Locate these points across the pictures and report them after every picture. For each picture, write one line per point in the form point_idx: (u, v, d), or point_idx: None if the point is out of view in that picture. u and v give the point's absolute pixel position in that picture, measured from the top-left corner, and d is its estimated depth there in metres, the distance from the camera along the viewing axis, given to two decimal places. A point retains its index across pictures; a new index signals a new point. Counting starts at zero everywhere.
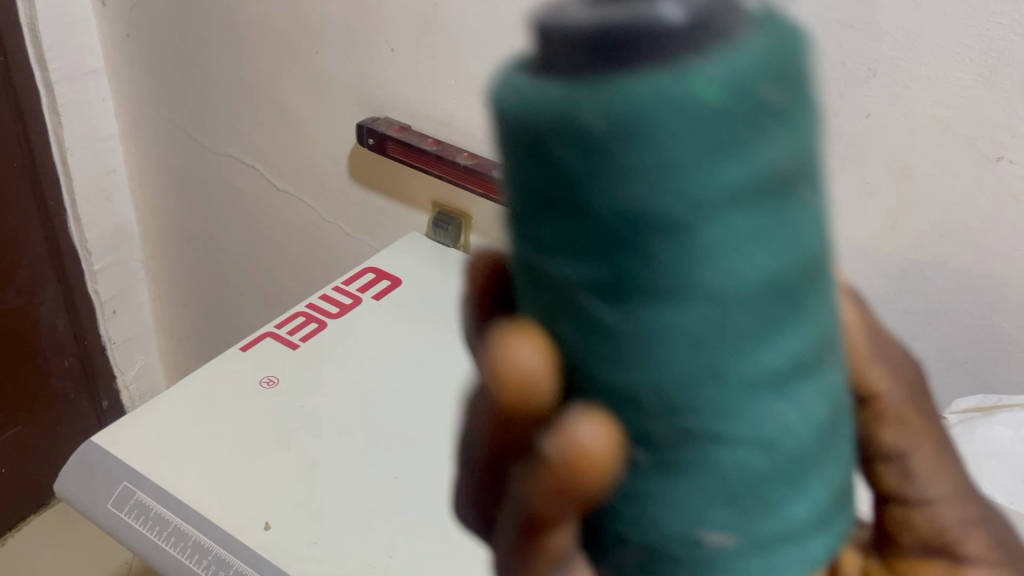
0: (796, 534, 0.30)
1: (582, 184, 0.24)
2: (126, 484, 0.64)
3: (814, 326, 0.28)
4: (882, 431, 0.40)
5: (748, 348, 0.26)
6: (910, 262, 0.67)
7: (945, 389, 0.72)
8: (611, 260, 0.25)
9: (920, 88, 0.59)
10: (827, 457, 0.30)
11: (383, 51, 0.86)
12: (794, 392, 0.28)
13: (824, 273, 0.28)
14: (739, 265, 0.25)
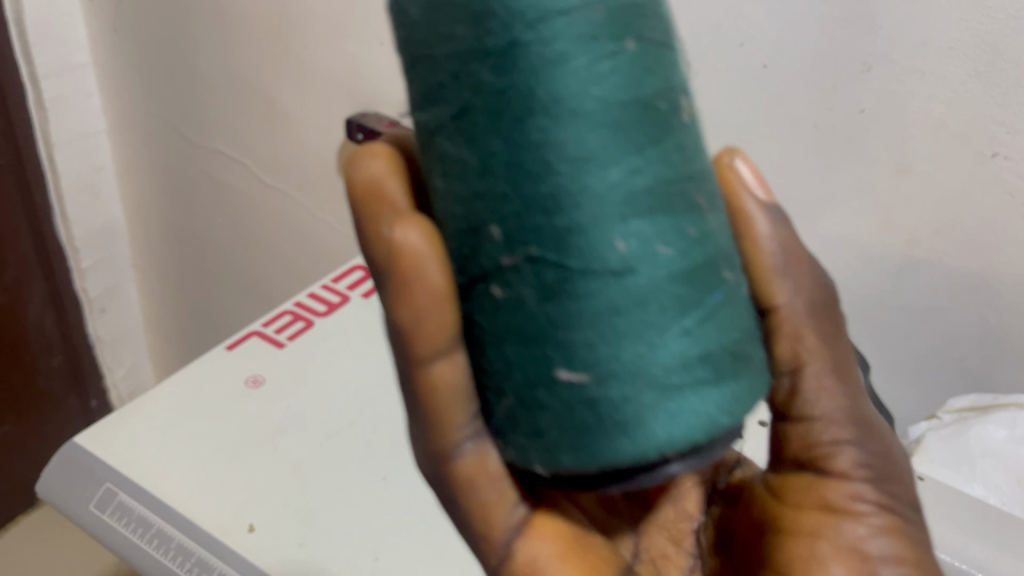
0: (654, 376, 0.35)
1: (446, 66, 0.34)
2: (109, 485, 0.63)
3: (648, 179, 0.34)
4: (778, 344, 0.46)
5: (581, 189, 0.34)
6: (904, 260, 0.66)
7: (939, 389, 0.71)
8: (468, 121, 0.34)
9: (914, 83, 0.59)
10: (685, 311, 0.35)
11: (372, 45, 0.85)
12: (633, 237, 0.34)
13: (659, 139, 0.35)
14: (561, 113, 0.33)
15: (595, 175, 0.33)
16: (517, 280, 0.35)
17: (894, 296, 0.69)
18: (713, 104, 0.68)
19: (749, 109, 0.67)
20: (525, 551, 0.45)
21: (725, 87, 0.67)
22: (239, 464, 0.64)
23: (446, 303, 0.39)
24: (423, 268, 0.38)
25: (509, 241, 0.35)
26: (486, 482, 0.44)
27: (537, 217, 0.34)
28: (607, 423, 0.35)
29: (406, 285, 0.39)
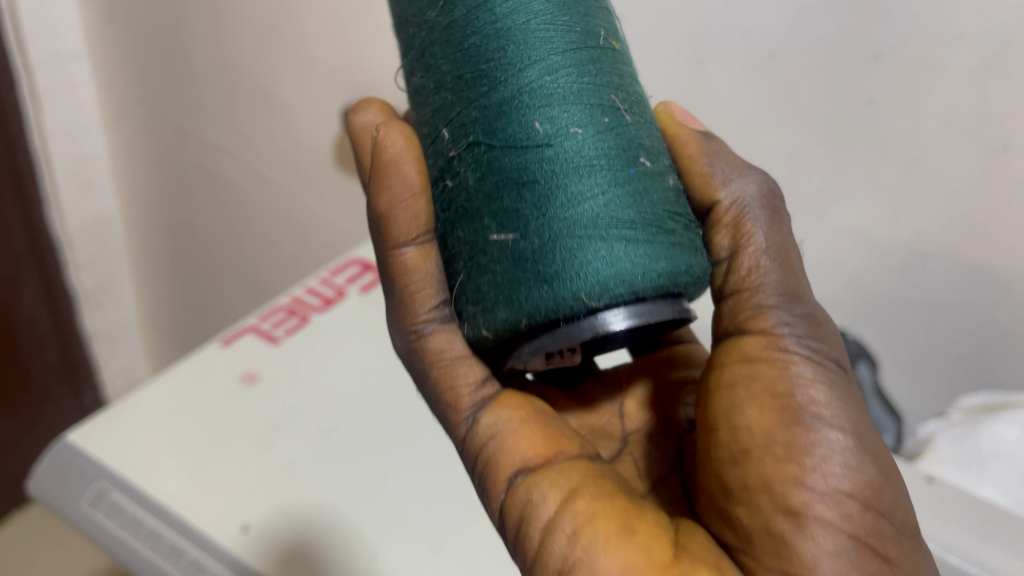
0: (569, 229, 0.40)
1: (417, 18, 0.45)
2: (102, 484, 0.61)
3: (564, 76, 0.42)
4: (720, 232, 0.46)
5: (505, 82, 0.42)
6: (912, 255, 0.65)
7: (947, 387, 0.70)
8: (430, 51, 0.44)
9: (924, 75, 0.57)
10: (603, 178, 0.41)
11: (370, 34, 0.83)
12: (551, 119, 0.41)
13: (578, 50, 0.43)
14: (491, 29, 0.42)
15: (517, 72, 0.42)
16: (461, 166, 0.43)
17: (901, 292, 0.67)
18: (718, 96, 0.67)
19: (755, 100, 0.65)
20: (489, 417, 0.44)
21: (731, 78, 0.65)
22: (234, 462, 0.63)
23: (420, 196, 0.44)
24: (400, 161, 0.43)
25: (454, 136, 0.43)
26: (452, 357, 0.45)
27: (475, 106, 0.42)
28: (533, 273, 0.40)
29: (384, 175, 0.43)
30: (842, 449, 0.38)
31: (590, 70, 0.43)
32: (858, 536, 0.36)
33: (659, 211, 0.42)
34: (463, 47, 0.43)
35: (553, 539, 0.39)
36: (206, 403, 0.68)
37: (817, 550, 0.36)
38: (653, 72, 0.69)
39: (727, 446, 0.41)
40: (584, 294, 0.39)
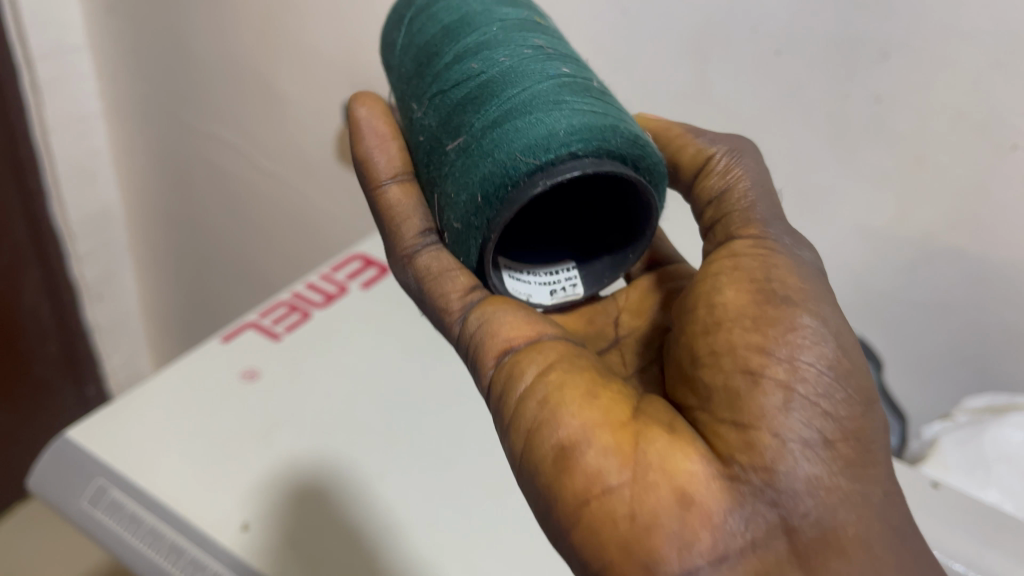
0: (509, 117, 0.43)
1: (393, 59, 0.54)
2: (101, 481, 0.61)
3: (497, 29, 0.47)
4: (708, 173, 0.47)
5: (448, 45, 0.48)
6: (918, 255, 0.64)
7: (953, 387, 0.69)
8: (401, 67, 0.52)
9: (932, 72, 0.56)
10: (537, 80, 0.44)
11: (372, 28, 0.83)
12: (486, 53, 0.46)
13: (508, 17, 0.48)
14: (434, 22, 0.49)
15: (457, 35, 0.47)
16: (425, 116, 0.47)
17: (907, 291, 0.67)
18: (724, 92, 0.66)
19: (762, 97, 0.64)
20: (480, 312, 0.43)
21: (737, 74, 0.64)
22: (234, 459, 0.63)
23: (391, 141, 0.48)
24: (366, 115, 0.48)
25: (420, 101, 0.48)
26: (441, 271, 0.45)
27: (426, 76, 0.48)
28: (481, 156, 0.42)
29: (358, 130, 0.47)
30: (810, 323, 0.37)
31: (519, 28, 0.48)
32: (813, 401, 0.35)
33: (591, 99, 0.44)
34: (419, 43, 0.50)
35: (522, 402, 0.38)
36: (207, 400, 0.68)
37: (773, 411, 0.35)
38: (658, 68, 0.68)
39: (701, 320, 0.40)
40: (527, 154, 0.41)
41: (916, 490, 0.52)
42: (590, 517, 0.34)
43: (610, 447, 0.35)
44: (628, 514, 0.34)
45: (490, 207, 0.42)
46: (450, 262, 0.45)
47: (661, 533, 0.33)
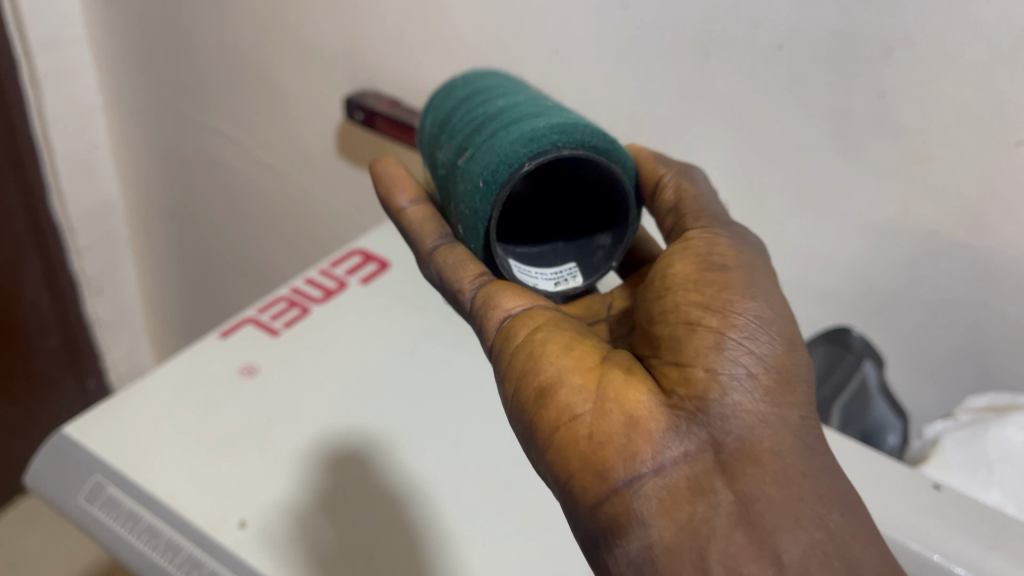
0: (504, 126, 0.49)
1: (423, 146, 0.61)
2: (98, 478, 0.61)
3: (503, 91, 0.55)
4: (664, 193, 0.55)
5: (463, 106, 0.55)
6: (921, 252, 0.64)
7: (955, 385, 0.69)
8: (428, 141, 0.59)
9: (936, 67, 0.56)
10: (530, 107, 0.51)
11: (372, 21, 0.82)
12: (491, 101, 0.53)
13: (513, 87, 0.57)
14: (454, 99, 0.58)
15: (470, 99, 0.56)
16: (444, 154, 0.53)
17: (909, 288, 0.66)
18: (726, 87, 0.65)
19: (764, 92, 0.64)
20: (485, 288, 0.49)
21: (740, 68, 0.64)
22: (231, 457, 0.63)
23: (408, 178, 0.56)
24: (384, 164, 0.56)
25: (440, 148, 0.55)
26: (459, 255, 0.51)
27: (446, 129, 0.55)
28: (482, 154, 0.48)
29: (382, 176, 0.56)
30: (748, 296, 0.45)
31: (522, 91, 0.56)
32: (745, 345, 0.43)
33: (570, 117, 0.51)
34: (442, 117, 0.58)
35: (511, 353, 0.46)
36: (206, 396, 0.67)
37: (709, 353, 0.43)
38: (660, 62, 0.67)
39: (653, 290, 0.48)
40: (517, 143, 0.46)
41: (916, 491, 0.51)
42: (558, 438, 0.42)
43: (575, 382, 0.43)
44: (586, 434, 0.42)
45: (491, 190, 0.47)
46: (463, 253, 0.51)
47: (612, 447, 0.41)
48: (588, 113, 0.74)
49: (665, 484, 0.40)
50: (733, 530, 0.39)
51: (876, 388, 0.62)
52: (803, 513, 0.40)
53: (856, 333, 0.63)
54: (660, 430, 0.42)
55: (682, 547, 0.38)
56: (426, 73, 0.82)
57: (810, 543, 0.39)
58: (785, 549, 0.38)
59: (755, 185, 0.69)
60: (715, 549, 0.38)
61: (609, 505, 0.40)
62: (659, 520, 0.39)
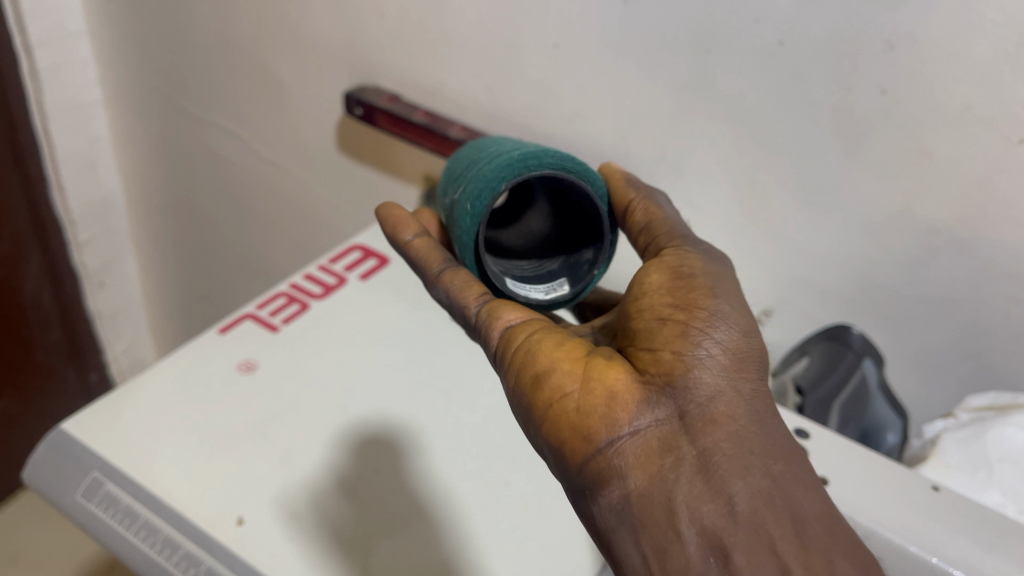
0: (489, 162, 0.51)
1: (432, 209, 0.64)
2: (96, 474, 0.60)
3: (496, 142, 0.59)
4: (636, 215, 0.57)
5: (463, 161, 0.59)
6: (923, 250, 0.63)
7: (955, 384, 0.69)
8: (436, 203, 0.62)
9: (939, 64, 0.55)
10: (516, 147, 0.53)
11: (372, 15, 0.81)
12: (484, 150, 0.57)
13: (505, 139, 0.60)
14: (455, 157, 0.62)
15: (467, 153, 0.59)
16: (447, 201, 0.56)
17: (909, 286, 0.66)
18: (726, 83, 0.65)
19: (765, 88, 0.63)
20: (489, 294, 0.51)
21: (740, 64, 0.63)
22: (228, 455, 0.62)
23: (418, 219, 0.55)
24: (393, 206, 0.55)
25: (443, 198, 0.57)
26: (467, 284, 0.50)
27: (448, 181, 0.58)
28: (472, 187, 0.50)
29: (394, 217, 0.55)
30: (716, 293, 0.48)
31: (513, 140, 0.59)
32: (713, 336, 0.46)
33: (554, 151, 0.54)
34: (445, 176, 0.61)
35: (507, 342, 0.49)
36: (204, 393, 0.67)
37: (678, 339, 0.46)
38: (660, 57, 0.66)
39: (630, 295, 0.51)
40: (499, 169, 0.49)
41: (913, 490, 0.51)
42: (546, 405, 0.45)
43: (562, 360, 0.46)
44: (571, 402, 0.44)
45: (482, 210, 0.49)
46: (468, 275, 0.51)
47: (597, 415, 0.44)
48: (587, 108, 0.73)
49: (639, 445, 0.43)
50: (697, 482, 0.42)
51: (877, 386, 0.61)
52: (754, 465, 0.43)
53: (857, 331, 0.62)
54: (634, 402, 0.44)
55: (654, 498, 0.42)
56: (427, 68, 0.82)
57: (758, 489, 0.42)
58: (739, 496, 0.41)
59: (755, 182, 0.68)
60: (682, 499, 0.41)
61: (591, 464, 0.43)
62: (634, 475, 0.42)
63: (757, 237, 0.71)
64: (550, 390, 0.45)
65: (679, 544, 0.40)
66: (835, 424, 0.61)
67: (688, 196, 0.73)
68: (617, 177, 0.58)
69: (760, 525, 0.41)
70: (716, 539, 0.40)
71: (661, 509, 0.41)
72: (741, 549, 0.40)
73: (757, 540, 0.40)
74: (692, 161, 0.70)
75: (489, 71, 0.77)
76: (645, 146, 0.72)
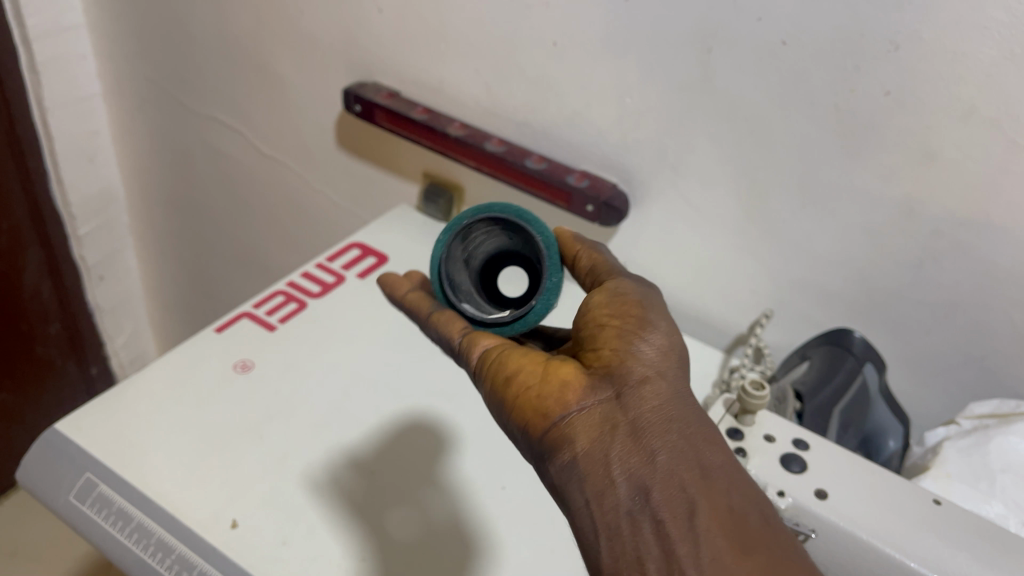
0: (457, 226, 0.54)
1: None
2: (90, 475, 0.60)
3: None
4: (584, 264, 0.56)
5: None
6: (925, 253, 0.63)
7: (958, 389, 0.68)
8: None
9: (943, 64, 0.54)
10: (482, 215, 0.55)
11: (370, 11, 0.80)
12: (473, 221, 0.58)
13: None
14: None
15: None
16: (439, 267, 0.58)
17: (913, 289, 0.65)
18: (728, 82, 0.64)
19: (767, 87, 0.62)
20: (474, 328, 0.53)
21: (742, 63, 0.62)
22: (221, 458, 0.62)
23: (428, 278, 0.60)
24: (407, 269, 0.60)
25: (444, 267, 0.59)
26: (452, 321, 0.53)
27: None
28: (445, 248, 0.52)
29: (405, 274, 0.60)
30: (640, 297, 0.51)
31: None
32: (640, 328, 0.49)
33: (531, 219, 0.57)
34: None
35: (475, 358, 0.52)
36: (198, 392, 0.67)
37: (614, 338, 0.48)
38: (660, 55, 0.65)
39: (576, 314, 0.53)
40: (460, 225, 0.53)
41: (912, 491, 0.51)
42: (507, 386, 0.48)
43: (523, 361, 0.48)
44: (529, 385, 0.47)
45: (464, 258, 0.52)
46: None
47: (550, 400, 0.46)
48: (587, 107, 0.73)
49: (586, 415, 0.45)
50: (630, 443, 0.44)
51: (878, 391, 0.61)
52: (674, 429, 0.45)
53: (858, 334, 0.61)
54: (582, 381, 0.46)
55: (601, 460, 0.44)
56: (426, 65, 0.81)
57: (677, 447, 0.44)
58: (662, 453, 0.43)
59: (756, 183, 0.67)
60: (618, 457, 0.43)
61: (547, 436, 0.45)
62: (580, 439, 0.44)
63: (758, 238, 0.70)
64: (510, 375, 0.48)
65: (613, 495, 0.43)
66: (835, 431, 0.59)
67: (688, 196, 0.72)
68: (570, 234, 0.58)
69: (678, 476, 0.43)
70: (644, 488, 0.42)
71: (601, 468, 0.43)
72: (662, 493, 0.42)
73: (675, 489, 0.42)
74: (692, 161, 0.69)
75: (489, 68, 0.76)
76: (645, 145, 0.71)
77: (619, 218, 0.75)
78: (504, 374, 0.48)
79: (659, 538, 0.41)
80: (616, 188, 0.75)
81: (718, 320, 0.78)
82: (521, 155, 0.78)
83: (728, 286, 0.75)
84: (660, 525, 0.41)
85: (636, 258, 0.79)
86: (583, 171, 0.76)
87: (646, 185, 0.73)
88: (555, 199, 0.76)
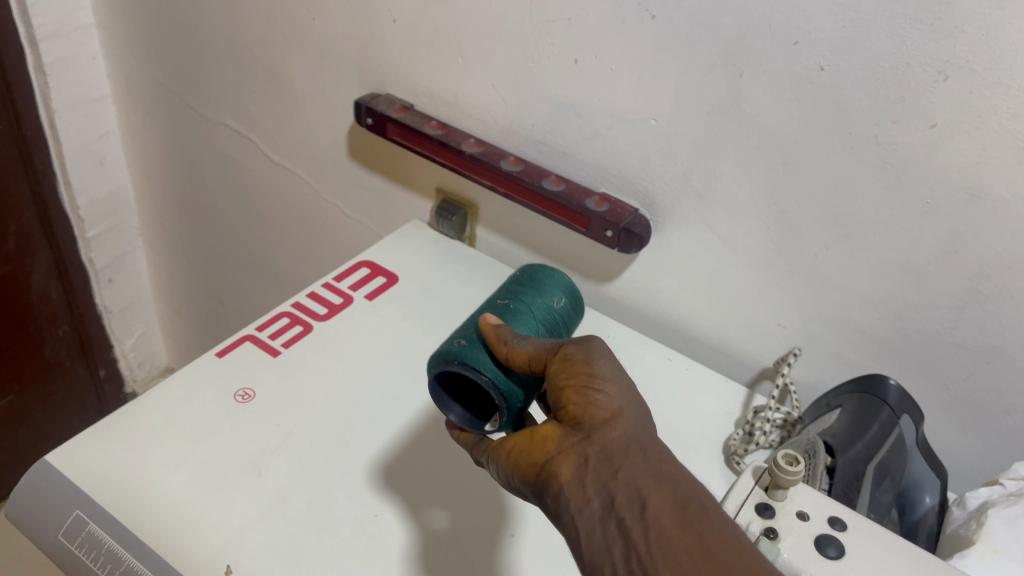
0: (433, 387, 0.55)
1: None
2: (79, 513, 0.57)
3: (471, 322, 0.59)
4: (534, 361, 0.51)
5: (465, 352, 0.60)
6: (969, 295, 0.59)
7: (997, 438, 0.63)
8: None
9: (999, 98, 0.50)
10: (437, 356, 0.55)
11: (384, 21, 0.77)
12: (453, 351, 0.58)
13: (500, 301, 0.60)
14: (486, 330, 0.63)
15: None
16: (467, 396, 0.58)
17: (953, 332, 0.61)
18: (760, 108, 0.60)
19: (802, 114, 0.58)
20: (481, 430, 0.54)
21: (776, 88, 0.58)
22: (219, 496, 0.59)
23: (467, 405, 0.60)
24: None
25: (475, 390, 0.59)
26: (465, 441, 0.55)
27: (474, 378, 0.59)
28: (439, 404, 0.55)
29: None
30: (588, 348, 0.48)
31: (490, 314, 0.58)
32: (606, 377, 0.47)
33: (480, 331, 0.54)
34: None
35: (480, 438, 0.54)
36: (197, 423, 0.64)
37: (572, 392, 0.46)
38: (688, 77, 0.62)
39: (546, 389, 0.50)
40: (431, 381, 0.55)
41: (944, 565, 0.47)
42: (504, 447, 0.49)
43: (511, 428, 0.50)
44: (514, 446, 0.48)
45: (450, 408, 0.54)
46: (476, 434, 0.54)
47: (529, 452, 0.47)
48: (608, 128, 0.69)
49: (565, 455, 0.45)
50: (597, 466, 0.44)
51: (915, 443, 0.57)
52: (637, 445, 0.44)
53: (892, 383, 0.58)
54: (555, 428, 0.46)
55: (575, 491, 0.44)
56: (441, 78, 0.77)
57: (631, 454, 0.43)
58: (622, 469, 0.43)
59: (786, 213, 0.63)
60: (589, 480, 0.44)
61: (538, 481, 0.46)
62: (563, 475, 0.44)
63: (787, 271, 0.66)
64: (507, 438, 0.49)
65: (588, 513, 0.43)
66: (871, 491, 0.52)
67: (714, 224, 0.68)
68: (488, 334, 0.52)
69: (635, 479, 0.42)
70: (610, 498, 0.42)
71: (579, 494, 0.44)
72: (623, 498, 0.42)
73: (631, 492, 0.42)
74: (719, 191, 0.66)
75: (506, 83, 0.73)
76: (670, 170, 0.67)
77: (640, 245, 0.71)
78: (497, 445, 0.50)
79: (623, 538, 0.41)
80: (637, 214, 0.71)
81: (742, 353, 0.74)
82: (537, 175, 0.74)
83: (754, 319, 0.71)
84: (623, 525, 0.41)
85: (657, 285, 0.75)
86: (603, 194, 0.72)
87: (669, 210, 0.70)
88: (572, 222, 0.73)
